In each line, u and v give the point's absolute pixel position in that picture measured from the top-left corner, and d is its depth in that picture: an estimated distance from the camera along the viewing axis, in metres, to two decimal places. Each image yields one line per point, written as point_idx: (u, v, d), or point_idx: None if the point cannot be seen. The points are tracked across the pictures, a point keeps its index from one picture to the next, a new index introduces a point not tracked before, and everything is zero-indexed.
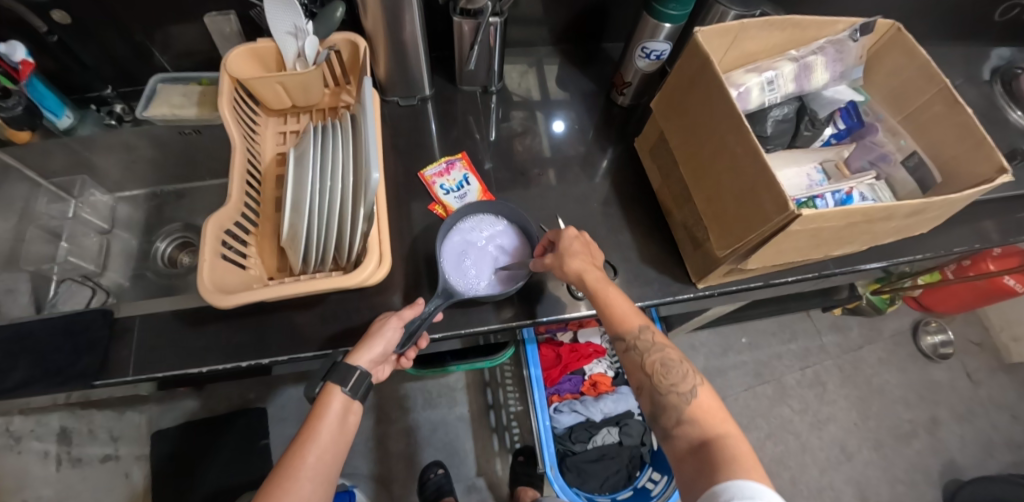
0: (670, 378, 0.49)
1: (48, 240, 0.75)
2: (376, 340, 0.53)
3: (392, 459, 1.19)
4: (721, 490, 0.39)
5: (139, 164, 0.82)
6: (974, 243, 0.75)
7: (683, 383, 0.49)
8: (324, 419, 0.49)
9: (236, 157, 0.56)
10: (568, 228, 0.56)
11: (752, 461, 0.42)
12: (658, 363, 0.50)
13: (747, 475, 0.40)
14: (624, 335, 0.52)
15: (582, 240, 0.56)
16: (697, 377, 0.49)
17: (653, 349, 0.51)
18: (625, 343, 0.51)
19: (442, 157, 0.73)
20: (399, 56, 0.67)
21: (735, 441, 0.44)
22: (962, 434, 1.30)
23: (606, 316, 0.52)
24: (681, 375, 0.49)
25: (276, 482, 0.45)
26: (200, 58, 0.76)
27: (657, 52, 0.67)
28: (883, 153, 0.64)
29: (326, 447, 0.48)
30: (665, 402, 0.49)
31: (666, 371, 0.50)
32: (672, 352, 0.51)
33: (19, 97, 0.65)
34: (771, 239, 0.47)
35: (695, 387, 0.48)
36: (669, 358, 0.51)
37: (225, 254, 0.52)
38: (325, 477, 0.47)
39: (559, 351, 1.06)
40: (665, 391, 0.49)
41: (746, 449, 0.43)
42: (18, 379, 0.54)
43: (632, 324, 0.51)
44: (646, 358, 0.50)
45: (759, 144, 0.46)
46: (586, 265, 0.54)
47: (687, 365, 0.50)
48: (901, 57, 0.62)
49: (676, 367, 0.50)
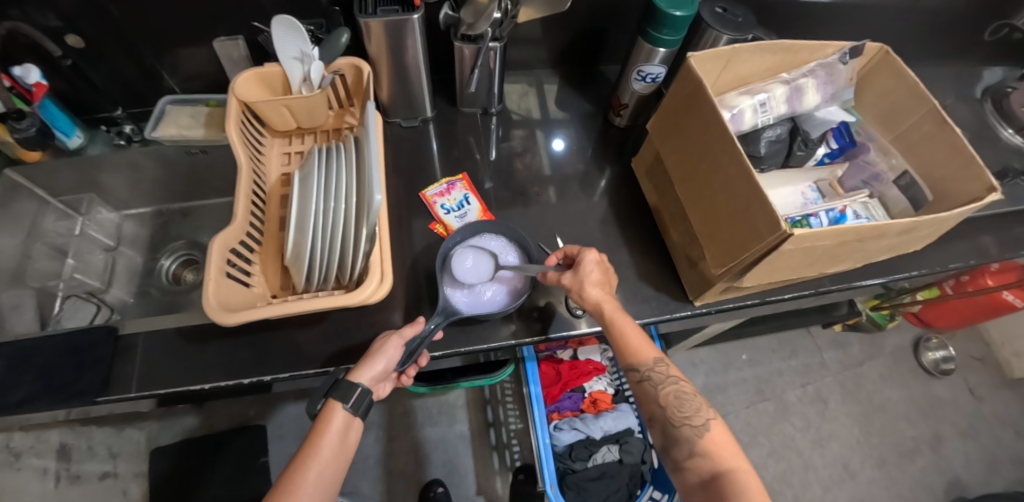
0: (684, 411, 0.50)
1: (52, 255, 0.77)
2: (377, 358, 0.53)
3: (392, 478, 1.18)
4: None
5: (146, 183, 0.84)
6: (970, 259, 0.76)
7: (697, 416, 0.49)
8: (325, 434, 0.50)
9: (243, 178, 0.57)
10: (589, 252, 0.56)
11: (761, 494, 0.43)
12: (672, 395, 0.51)
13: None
14: (638, 366, 0.52)
15: (601, 264, 0.56)
16: (710, 411, 0.50)
17: (667, 381, 0.51)
18: (639, 374, 0.52)
19: (443, 177, 0.74)
20: (401, 79, 0.69)
21: (746, 475, 0.45)
22: (966, 452, 1.29)
23: (622, 346, 0.53)
24: (695, 408, 0.50)
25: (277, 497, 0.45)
26: (207, 81, 0.79)
27: (652, 74, 0.69)
28: (876, 173, 0.66)
29: (327, 465, 0.48)
30: (678, 434, 0.49)
31: (680, 404, 0.50)
32: (686, 385, 0.52)
33: (33, 119, 0.67)
34: (764, 258, 0.48)
35: (709, 421, 0.49)
36: (683, 391, 0.51)
37: (229, 272, 0.53)
38: (323, 493, 0.47)
39: (559, 369, 1.08)
40: (678, 423, 0.49)
41: (755, 484, 0.44)
42: (21, 395, 0.55)
43: (647, 356, 0.52)
44: (660, 390, 0.51)
45: (752, 166, 0.47)
46: (603, 292, 0.54)
47: (700, 398, 0.51)
48: (890, 79, 0.64)
49: (690, 400, 0.50)
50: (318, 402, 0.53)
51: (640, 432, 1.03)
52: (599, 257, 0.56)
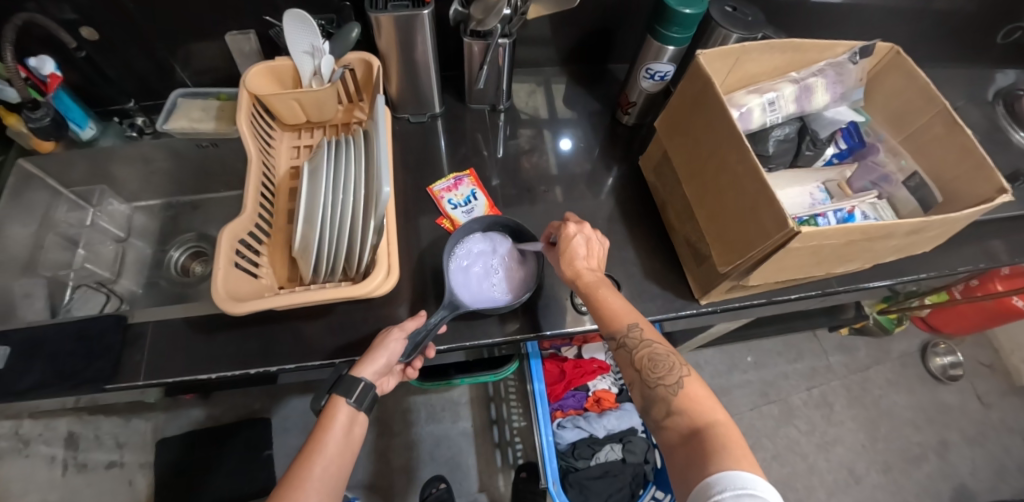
0: (658, 372, 0.49)
1: (64, 246, 0.78)
2: (377, 351, 0.54)
3: (394, 472, 1.18)
4: (714, 482, 0.39)
5: (157, 175, 0.85)
6: (980, 263, 0.75)
7: (670, 375, 0.49)
8: (332, 429, 0.50)
9: (252, 170, 0.58)
10: (567, 227, 0.56)
11: (741, 447, 0.41)
12: (646, 358, 0.50)
13: (738, 464, 0.39)
14: (613, 333, 0.52)
15: (584, 239, 0.56)
16: (685, 368, 0.49)
17: (641, 345, 0.50)
18: (615, 341, 0.52)
19: (450, 173, 0.75)
20: (411, 75, 0.69)
21: (725, 429, 0.44)
22: (973, 457, 1.28)
23: (597, 314, 0.53)
24: (668, 367, 0.49)
25: (283, 492, 0.45)
26: (218, 75, 0.79)
27: (660, 73, 0.69)
28: (885, 174, 0.65)
29: (333, 458, 0.48)
30: (654, 395, 0.49)
31: (653, 365, 0.49)
32: (661, 346, 0.50)
33: (47, 108, 0.68)
34: (771, 257, 0.48)
35: (681, 378, 0.48)
36: (657, 352, 0.50)
37: (238, 263, 0.54)
38: (330, 488, 0.47)
39: (563, 367, 1.07)
40: (654, 384, 0.49)
41: (735, 437, 0.42)
42: (31, 381, 0.56)
43: (620, 323, 0.52)
44: (633, 354, 0.50)
45: (759, 164, 0.47)
46: (582, 266, 0.55)
47: (675, 357, 0.50)
48: (901, 80, 0.64)
49: (665, 360, 0.49)
50: (322, 398, 0.54)
51: (643, 432, 1.03)
52: (585, 232, 0.57)
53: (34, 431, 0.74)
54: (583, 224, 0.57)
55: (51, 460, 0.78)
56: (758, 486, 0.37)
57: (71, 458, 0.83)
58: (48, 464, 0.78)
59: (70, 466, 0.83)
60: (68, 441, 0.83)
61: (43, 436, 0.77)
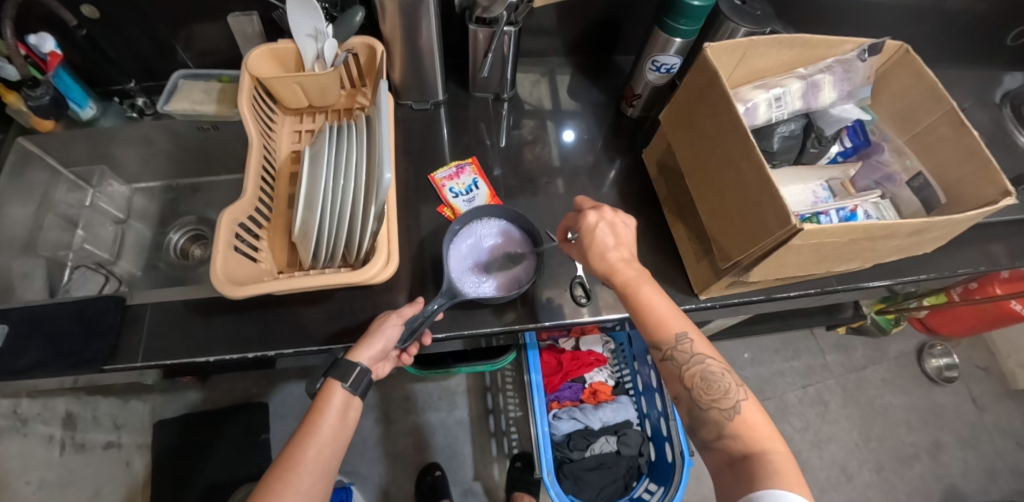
0: (711, 393, 0.48)
1: (63, 227, 0.76)
2: (369, 333, 0.54)
3: (392, 460, 1.19)
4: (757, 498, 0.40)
5: (157, 157, 0.84)
6: (980, 266, 0.75)
7: (726, 398, 0.47)
8: (329, 411, 0.50)
9: (253, 153, 0.57)
10: (587, 218, 0.55)
11: (795, 475, 0.41)
12: (697, 376, 0.48)
13: (789, 488, 0.40)
14: (659, 344, 0.50)
15: (606, 226, 0.55)
16: (742, 390, 0.47)
17: (692, 360, 0.49)
18: (662, 353, 0.50)
19: (453, 161, 0.74)
20: (414, 61, 0.68)
21: (779, 457, 0.43)
22: (965, 459, 1.29)
23: (641, 318, 0.52)
24: (723, 390, 0.47)
25: (277, 474, 0.45)
26: (220, 56, 0.79)
27: (667, 65, 0.68)
28: (889, 173, 0.65)
29: (325, 441, 0.48)
30: (706, 417, 0.48)
31: (707, 386, 0.48)
32: (714, 363, 0.49)
33: (47, 87, 0.68)
34: (773, 253, 0.48)
35: (738, 403, 0.46)
36: (709, 370, 0.48)
37: (237, 246, 0.54)
38: (324, 471, 0.47)
39: (560, 359, 1.06)
40: (706, 406, 0.48)
41: (791, 465, 0.42)
42: (30, 360, 0.56)
43: (668, 333, 0.50)
44: (683, 370, 0.49)
45: (764, 160, 0.46)
46: (615, 261, 0.53)
47: (730, 378, 0.48)
48: (909, 78, 0.63)
49: (720, 381, 0.48)
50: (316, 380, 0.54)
51: (639, 425, 1.03)
52: (605, 220, 0.55)
53: (31, 411, 0.74)
54: (603, 210, 0.56)
55: (49, 439, 0.77)
56: None
57: (68, 438, 0.81)
58: (47, 442, 0.76)
59: (69, 445, 0.82)
60: (66, 421, 0.81)
61: (41, 415, 0.76)
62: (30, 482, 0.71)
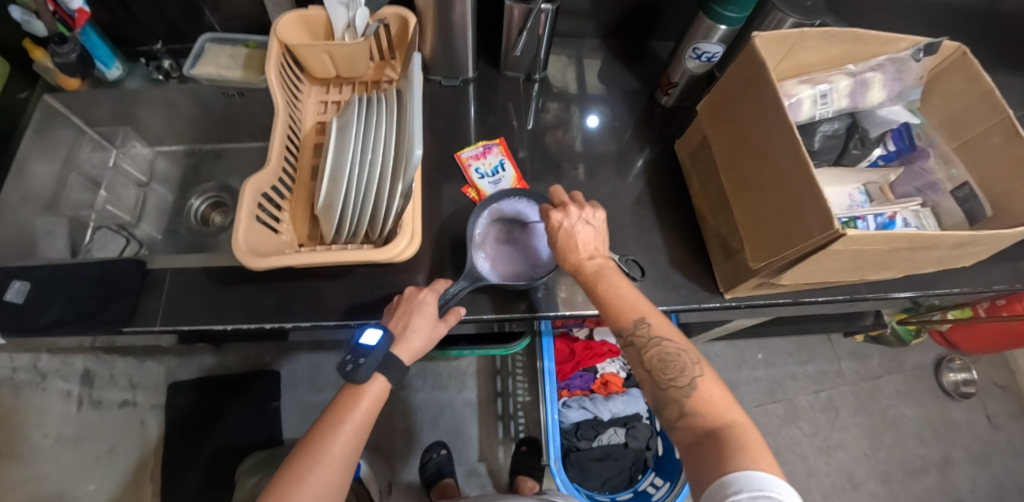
0: (669, 373, 0.45)
1: (87, 187, 0.77)
2: (421, 334, 0.52)
3: (397, 435, 1.20)
4: (729, 482, 0.37)
5: (182, 121, 0.83)
6: (1014, 283, 0.71)
7: (682, 376, 0.45)
8: (359, 406, 0.48)
9: (278, 122, 0.56)
10: (551, 216, 0.53)
11: (760, 448, 0.39)
12: (655, 358, 0.46)
13: (756, 464, 0.37)
14: (619, 331, 0.48)
15: (571, 224, 0.53)
16: (699, 367, 0.45)
17: (650, 343, 0.47)
18: (622, 339, 0.48)
19: (479, 141, 0.73)
20: (446, 36, 0.66)
21: (744, 430, 0.41)
22: (974, 476, 1.27)
23: (603, 308, 0.50)
24: (680, 368, 0.45)
25: (300, 462, 0.45)
26: (249, 21, 0.77)
27: (709, 54, 0.65)
28: (932, 181, 0.62)
29: (350, 437, 0.47)
30: (665, 397, 0.45)
31: (664, 366, 0.46)
32: (672, 343, 0.46)
33: (73, 44, 0.67)
34: (809, 257, 0.46)
35: (695, 379, 0.44)
36: (666, 351, 0.46)
37: (259, 216, 0.53)
38: (345, 465, 0.46)
39: (573, 347, 1.06)
40: (665, 386, 0.46)
41: (755, 438, 0.40)
42: (51, 318, 0.56)
43: (627, 319, 0.48)
44: (641, 354, 0.47)
45: (808, 158, 0.44)
46: (579, 257, 0.52)
47: (688, 355, 0.46)
48: (964, 82, 0.59)
49: (675, 360, 0.45)
50: (364, 373, 0.48)
51: (648, 419, 1.04)
52: (573, 218, 0.53)
53: (51, 367, 0.75)
54: (569, 209, 0.54)
55: (67, 395, 0.78)
56: (774, 488, 0.36)
57: (86, 395, 0.82)
58: (66, 398, 0.78)
59: (86, 402, 0.82)
60: (84, 378, 0.82)
61: (60, 371, 0.77)
62: (48, 437, 0.73)
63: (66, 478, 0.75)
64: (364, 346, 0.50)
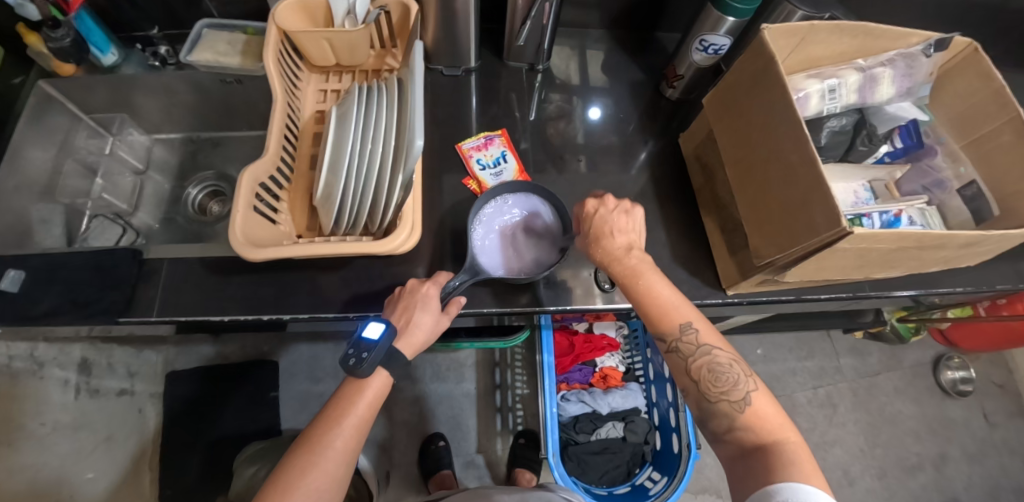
0: (720, 385, 0.45)
1: (84, 174, 0.76)
2: (426, 329, 0.51)
3: (396, 426, 1.20)
4: (776, 491, 0.38)
5: (179, 108, 0.82)
6: (1018, 283, 0.71)
7: (734, 390, 0.45)
8: (363, 398, 0.48)
9: (277, 110, 0.55)
10: (586, 204, 0.52)
11: (812, 467, 0.39)
12: (705, 368, 0.46)
13: (807, 482, 0.38)
14: (664, 335, 0.48)
15: (608, 216, 0.51)
16: (751, 381, 0.45)
17: (698, 352, 0.46)
18: (667, 344, 0.48)
19: (480, 132, 0.72)
20: (448, 24, 0.65)
21: (796, 447, 0.41)
22: (969, 473, 1.28)
23: (645, 310, 0.49)
24: (732, 381, 0.45)
25: (303, 455, 0.44)
26: (247, 7, 0.76)
27: (716, 46, 0.64)
28: (940, 179, 0.61)
29: (353, 430, 0.47)
30: (714, 410, 0.45)
31: (715, 377, 0.46)
32: (722, 353, 0.46)
33: (68, 29, 0.66)
34: (816, 254, 0.45)
35: (748, 394, 0.44)
36: (717, 362, 0.46)
37: (257, 207, 0.52)
38: (347, 459, 0.46)
39: (572, 341, 1.06)
40: (715, 398, 0.45)
41: (807, 458, 0.40)
42: (47, 306, 0.56)
43: (673, 323, 0.47)
44: (690, 363, 0.47)
45: (816, 154, 0.43)
46: (615, 249, 0.50)
47: (740, 368, 0.45)
48: (975, 79, 0.58)
49: (727, 372, 0.45)
50: (367, 366, 0.47)
51: (646, 413, 1.03)
52: (610, 207, 0.51)
53: (48, 355, 0.75)
54: (605, 199, 0.52)
55: (65, 383, 0.78)
56: None
57: (83, 383, 0.82)
58: (63, 386, 0.77)
59: (83, 390, 0.82)
60: (82, 367, 0.82)
61: (57, 359, 0.77)
62: (46, 423, 0.73)
63: (64, 466, 0.75)
64: (367, 340, 0.49)
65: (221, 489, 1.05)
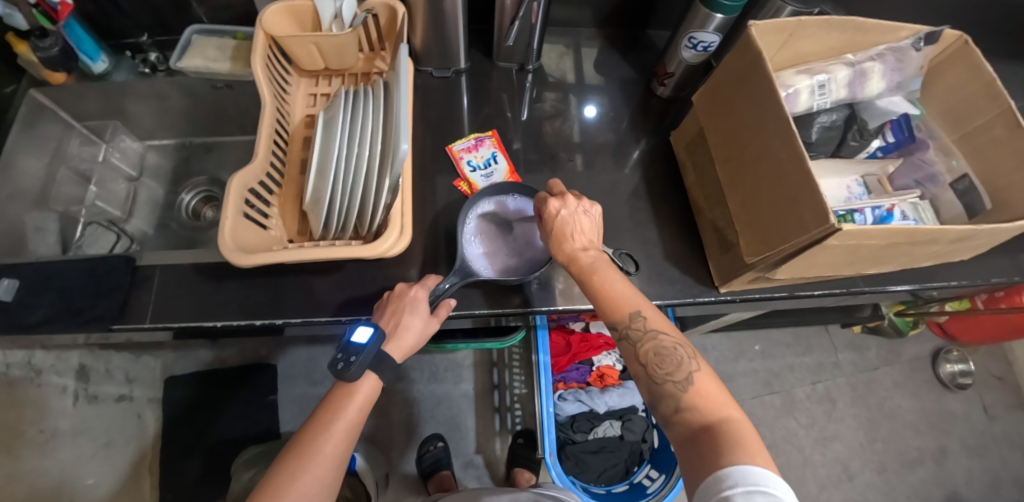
0: (665, 367, 0.45)
1: (77, 182, 0.76)
2: (414, 331, 0.51)
3: (395, 427, 1.21)
4: (724, 476, 0.36)
5: (172, 114, 0.82)
6: (1013, 276, 0.71)
7: (678, 371, 0.44)
8: (353, 402, 0.48)
9: (266, 115, 0.55)
10: (549, 204, 0.52)
11: (757, 444, 0.38)
12: (651, 352, 0.45)
13: (752, 461, 0.36)
14: (614, 324, 0.48)
15: (569, 214, 0.51)
16: (695, 362, 0.45)
17: (646, 337, 0.46)
18: (617, 332, 0.48)
19: (471, 134, 0.72)
20: (436, 26, 0.65)
21: (740, 424, 0.40)
22: (969, 466, 1.28)
23: (598, 302, 0.49)
24: (676, 362, 0.45)
25: (292, 460, 0.44)
26: (236, 12, 0.76)
27: (705, 43, 0.64)
28: (932, 173, 0.61)
29: (343, 433, 0.47)
30: (661, 392, 0.44)
31: (661, 360, 0.45)
32: (668, 337, 0.46)
33: (56, 38, 0.67)
34: (805, 251, 0.45)
35: (691, 374, 0.44)
36: (663, 345, 0.45)
37: (247, 213, 0.52)
38: (338, 462, 0.46)
39: (569, 340, 1.04)
40: (660, 380, 0.45)
41: (753, 435, 0.39)
42: (41, 315, 0.56)
43: (622, 312, 0.47)
44: (637, 348, 0.46)
45: (804, 151, 0.43)
46: (573, 247, 0.51)
47: (684, 350, 0.45)
48: (967, 72, 0.58)
49: (671, 354, 0.45)
50: (356, 369, 0.47)
51: (644, 411, 1.04)
52: (571, 207, 0.52)
53: (46, 362, 0.75)
54: (567, 198, 0.53)
55: (63, 390, 0.78)
56: (771, 484, 0.35)
57: (82, 389, 0.83)
58: (61, 393, 0.78)
59: (82, 396, 0.83)
60: (80, 373, 0.82)
61: (55, 366, 0.77)
62: (47, 430, 0.73)
63: (64, 472, 0.75)
64: (355, 344, 0.49)
65: (221, 493, 1.05)
